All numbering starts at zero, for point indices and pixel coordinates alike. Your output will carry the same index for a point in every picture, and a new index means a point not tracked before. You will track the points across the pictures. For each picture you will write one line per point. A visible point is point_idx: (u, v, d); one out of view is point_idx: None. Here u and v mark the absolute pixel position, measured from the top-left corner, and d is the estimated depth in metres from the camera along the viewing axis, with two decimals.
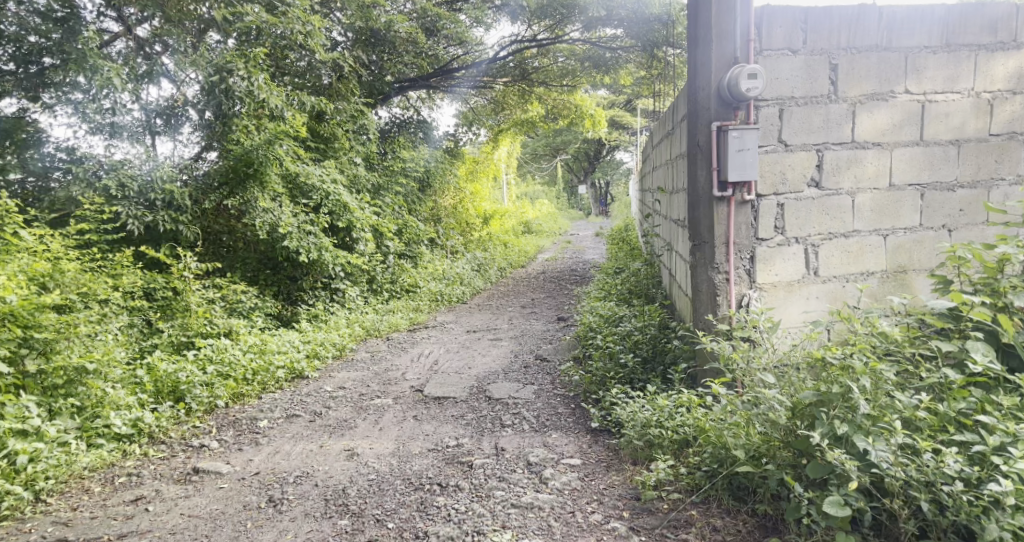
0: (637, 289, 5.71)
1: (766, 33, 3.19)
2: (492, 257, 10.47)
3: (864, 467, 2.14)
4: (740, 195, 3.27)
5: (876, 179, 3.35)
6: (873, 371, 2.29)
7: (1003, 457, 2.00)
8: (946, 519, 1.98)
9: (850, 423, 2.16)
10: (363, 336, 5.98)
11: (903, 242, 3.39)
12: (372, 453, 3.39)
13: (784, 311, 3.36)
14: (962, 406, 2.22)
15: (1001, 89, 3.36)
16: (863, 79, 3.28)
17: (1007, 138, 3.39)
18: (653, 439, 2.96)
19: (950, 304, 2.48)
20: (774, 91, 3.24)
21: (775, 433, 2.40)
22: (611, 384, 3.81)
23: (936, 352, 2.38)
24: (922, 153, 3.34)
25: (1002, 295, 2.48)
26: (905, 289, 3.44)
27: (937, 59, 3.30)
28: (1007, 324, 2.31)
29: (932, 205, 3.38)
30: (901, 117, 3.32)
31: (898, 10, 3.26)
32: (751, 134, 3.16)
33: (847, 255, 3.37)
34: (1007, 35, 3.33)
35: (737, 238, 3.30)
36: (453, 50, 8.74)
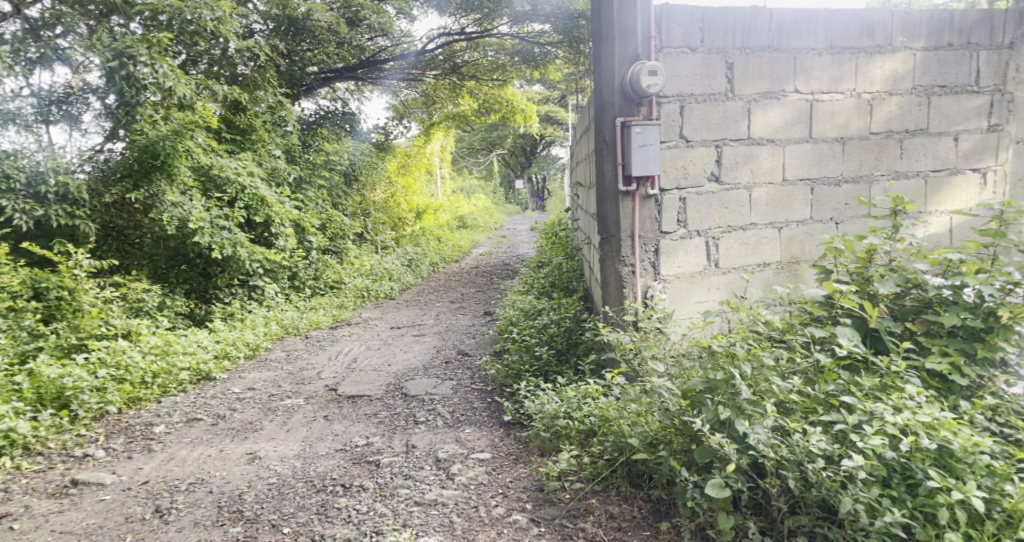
0: (559, 282, 5.76)
1: (665, 31, 3.26)
2: (424, 252, 10.34)
3: (743, 450, 2.29)
4: (644, 190, 3.35)
5: (770, 174, 3.51)
6: (755, 356, 2.47)
7: (860, 434, 2.18)
8: (812, 495, 2.13)
9: (732, 408, 2.31)
10: (281, 335, 5.78)
11: (795, 234, 3.58)
12: (275, 455, 3.27)
13: (686, 303, 3.48)
14: (831, 388, 2.42)
15: (880, 90, 3.59)
16: (756, 78, 3.42)
17: (885, 137, 3.64)
18: (561, 430, 3.00)
19: (825, 293, 2.75)
20: (674, 88, 3.32)
21: (668, 421, 2.51)
22: (525, 376, 3.86)
23: (810, 338, 2.60)
24: (811, 149, 3.54)
25: (870, 283, 2.83)
26: (797, 278, 3.64)
27: (823, 61, 3.49)
28: (870, 311, 2.61)
29: (821, 200, 3.59)
30: (793, 115, 3.50)
31: (787, 13, 3.42)
32: (652, 130, 3.25)
33: (744, 247, 3.52)
34: (885, 39, 3.56)
35: (642, 231, 3.38)
36: (380, 41, 8.49)
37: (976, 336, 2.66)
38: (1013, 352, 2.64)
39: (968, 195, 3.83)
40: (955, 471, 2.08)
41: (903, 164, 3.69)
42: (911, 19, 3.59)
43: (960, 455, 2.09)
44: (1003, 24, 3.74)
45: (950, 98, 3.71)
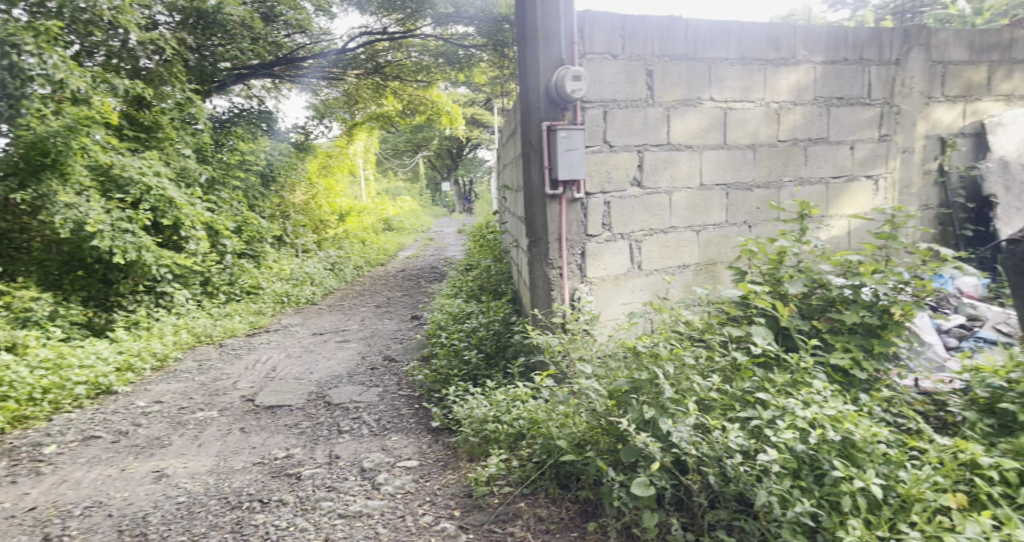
0: (487, 285, 5.73)
1: (588, 37, 3.32)
2: (347, 256, 10.05)
3: (666, 448, 2.36)
4: (570, 194, 3.39)
5: (689, 178, 3.65)
6: (676, 356, 2.57)
7: (773, 428, 2.31)
8: (730, 489, 2.23)
9: (656, 407, 2.39)
10: (192, 344, 5.45)
11: (712, 236, 3.75)
12: (185, 472, 3.06)
13: (612, 304, 3.55)
14: (747, 385, 2.55)
15: (786, 100, 3.82)
16: (674, 86, 3.54)
17: (792, 144, 3.88)
18: (490, 434, 2.98)
19: (742, 294, 2.93)
20: (598, 93, 3.38)
21: (596, 421, 2.56)
22: (453, 381, 3.81)
23: (727, 338, 2.75)
24: (726, 155, 3.71)
25: (781, 283, 3.03)
26: (714, 279, 3.80)
27: (735, 71, 3.67)
28: (782, 310, 2.79)
29: (735, 204, 3.78)
30: (708, 122, 3.65)
31: (701, 24, 3.56)
32: (578, 134, 3.29)
33: (665, 250, 3.64)
34: (789, 52, 3.79)
35: (569, 234, 3.42)
36: (297, 38, 8.19)
37: (873, 332, 2.87)
38: (904, 346, 2.88)
39: (864, 200, 4.14)
40: (856, 460, 2.24)
41: (808, 170, 3.94)
42: (812, 34, 3.84)
43: (860, 445, 2.25)
44: (891, 42, 4.07)
45: (847, 109, 4.00)
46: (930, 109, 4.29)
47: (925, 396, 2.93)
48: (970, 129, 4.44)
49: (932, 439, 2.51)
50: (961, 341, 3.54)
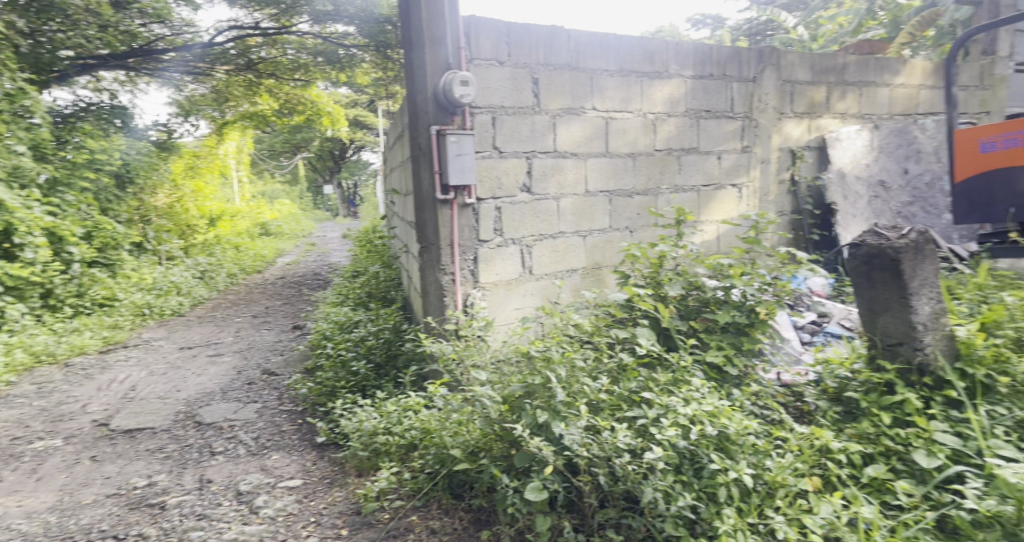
0: (375, 292, 5.55)
1: (474, 42, 3.31)
2: (219, 263, 9.32)
3: (558, 451, 2.41)
4: (461, 199, 3.36)
5: (575, 185, 3.76)
6: (568, 359, 2.65)
7: (657, 426, 2.44)
8: (618, 488, 2.32)
9: (549, 411, 2.44)
10: (29, 366, 4.79)
11: (598, 241, 3.89)
12: (19, 513, 2.68)
13: (504, 309, 3.56)
14: (633, 385, 2.69)
15: (660, 111, 4.05)
16: (559, 94, 3.63)
17: (667, 154, 4.13)
18: (380, 447, 2.87)
19: (627, 296, 3.14)
20: (485, 99, 3.38)
21: (489, 428, 2.56)
22: (340, 393, 3.63)
23: (615, 340, 2.92)
24: (608, 163, 3.87)
25: (661, 285, 3.26)
26: (600, 283, 3.95)
27: (614, 82, 3.83)
28: (663, 311, 3.03)
29: (618, 210, 3.95)
30: (591, 131, 3.79)
31: (583, 35, 3.69)
32: (467, 140, 3.27)
33: (555, 255, 3.72)
34: (662, 66, 4.02)
35: (460, 240, 3.39)
36: (156, 28, 7.48)
37: (742, 330, 3.13)
38: (767, 343, 3.17)
39: (731, 207, 4.49)
40: (729, 452, 2.42)
41: (682, 179, 4.21)
42: (682, 50, 4.10)
43: (734, 437, 2.44)
44: (749, 61, 4.46)
45: (713, 121, 4.32)
46: (782, 124, 4.75)
47: (785, 388, 3.23)
48: (815, 142, 4.94)
49: (792, 428, 2.77)
50: (813, 335, 3.95)
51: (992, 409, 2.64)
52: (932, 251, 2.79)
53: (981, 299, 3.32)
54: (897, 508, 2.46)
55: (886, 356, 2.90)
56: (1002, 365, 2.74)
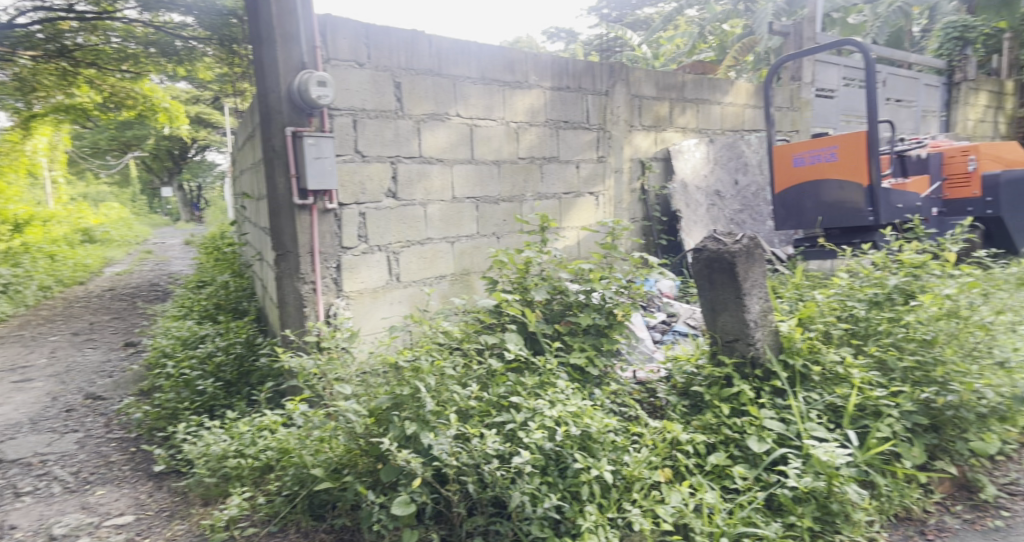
0: (224, 303, 5.11)
1: (331, 42, 3.17)
2: (28, 274, 8.08)
3: (427, 462, 2.37)
4: (321, 204, 3.19)
5: (441, 191, 3.74)
6: (437, 368, 2.65)
7: (525, 430, 2.50)
8: (487, 494, 2.33)
9: (418, 421, 2.40)
10: None
11: (465, 247, 3.90)
12: None
13: (370, 319, 3.43)
14: (501, 390, 2.75)
15: (522, 120, 4.17)
16: (422, 99, 3.59)
17: (530, 162, 4.25)
18: (230, 471, 2.63)
19: (495, 303, 3.28)
20: (345, 101, 3.25)
21: (354, 443, 2.46)
22: (185, 415, 3.27)
23: (484, 345, 3.05)
24: (474, 170, 3.90)
25: (528, 291, 3.39)
26: (468, 289, 3.96)
27: (477, 89, 3.87)
28: (529, 316, 3.17)
29: (484, 216, 3.99)
30: (456, 137, 3.79)
31: (444, 41, 3.68)
32: (326, 143, 3.12)
33: (422, 261, 3.66)
34: (522, 76, 4.14)
35: (321, 247, 3.22)
36: None
37: (602, 332, 3.32)
38: (624, 343, 3.38)
39: (590, 214, 4.73)
40: (592, 450, 2.54)
41: (544, 186, 4.36)
42: (540, 62, 4.25)
43: (596, 436, 2.57)
44: (601, 75, 4.73)
45: (571, 132, 4.52)
46: (632, 136, 5.09)
47: (641, 385, 3.46)
48: (661, 154, 5.35)
49: (646, 423, 2.97)
50: (663, 334, 4.27)
51: (808, 395, 3.04)
52: (761, 255, 3.12)
53: (799, 297, 3.78)
54: (735, 491, 2.74)
55: (725, 352, 3.22)
56: (814, 355, 3.15)
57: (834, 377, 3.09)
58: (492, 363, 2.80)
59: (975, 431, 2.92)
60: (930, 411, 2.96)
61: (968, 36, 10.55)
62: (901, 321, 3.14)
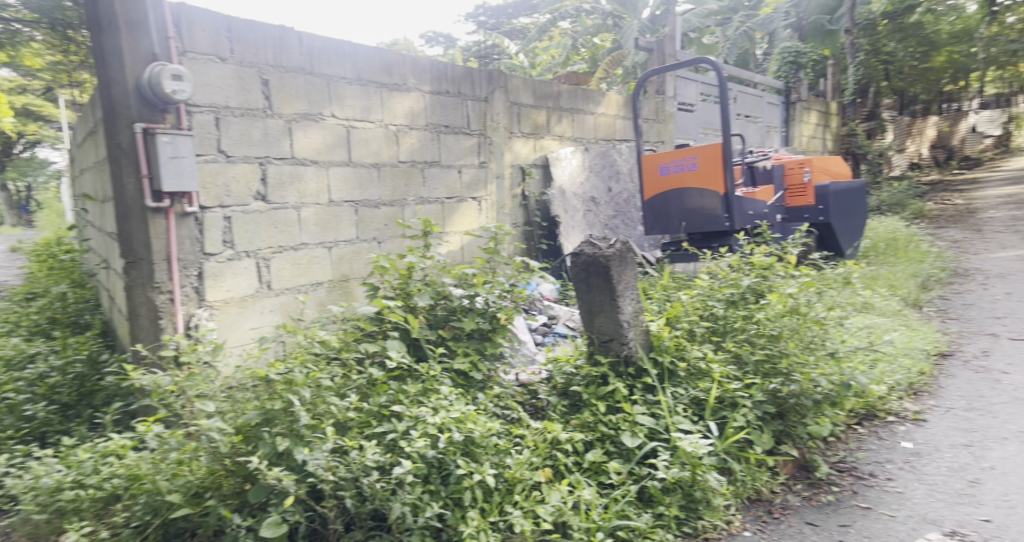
0: (61, 318, 4.55)
1: (186, 33, 2.94)
2: None
3: (301, 479, 2.28)
4: (179, 207, 2.94)
5: (316, 194, 3.58)
6: (313, 380, 2.55)
7: (408, 439, 2.47)
8: (366, 508, 2.27)
9: (291, 437, 2.29)
10: None
11: (344, 253, 3.76)
12: None
13: (237, 330, 3.20)
14: (382, 400, 2.71)
15: (402, 123, 4.10)
16: (293, 98, 3.43)
17: (411, 166, 4.20)
18: (65, 505, 2.32)
19: (377, 309, 3.19)
20: (205, 97, 3.02)
21: (217, 464, 2.30)
22: (8, 445, 2.87)
23: (364, 353, 2.95)
24: (351, 173, 3.77)
25: (410, 297, 3.35)
26: (348, 296, 3.81)
27: (353, 90, 3.76)
28: (412, 322, 3.13)
29: (364, 220, 3.88)
30: (331, 139, 3.65)
31: (316, 39, 3.54)
32: (183, 141, 2.87)
33: (296, 268, 3.48)
34: (400, 78, 4.08)
35: (179, 253, 2.96)
36: None
37: (485, 336, 3.35)
38: (507, 346, 3.43)
39: (472, 219, 4.75)
40: (475, 456, 2.55)
41: (426, 191, 4.32)
42: (419, 65, 4.22)
43: (479, 441, 2.58)
44: (480, 81, 4.77)
45: (452, 136, 4.52)
46: (512, 143, 5.18)
47: (523, 387, 3.52)
48: (539, 160, 5.49)
49: (528, 424, 3.03)
50: (544, 336, 4.39)
51: (675, 389, 3.25)
52: (632, 259, 3.29)
53: (665, 298, 4.04)
54: (610, 485, 2.86)
55: (602, 351, 3.36)
56: (681, 353, 3.38)
57: (697, 372, 3.33)
58: (372, 371, 2.74)
59: (812, 416, 3.28)
60: (777, 400, 3.27)
61: (801, 61, 11.83)
62: (753, 319, 3.46)
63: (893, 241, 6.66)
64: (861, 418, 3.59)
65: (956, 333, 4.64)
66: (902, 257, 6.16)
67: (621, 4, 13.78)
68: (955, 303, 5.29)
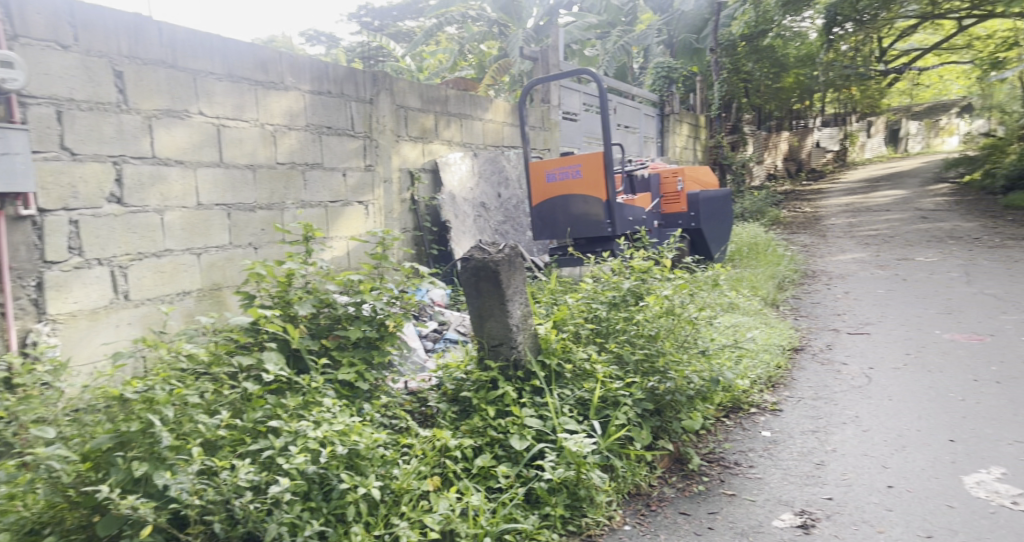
0: None
1: (19, 16, 2.62)
2: None
3: (161, 505, 2.12)
4: (10, 209, 2.58)
5: (183, 197, 3.34)
6: (177, 397, 2.39)
7: (285, 456, 2.36)
8: (237, 533, 2.13)
9: (151, 460, 2.13)
10: None
11: (215, 259, 3.52)
12: None
13: (86, 346, 2.87)
14: (258, 415, 2.57)
15: (279, 123, 3.95)
16: (153, 93, 3.17)
17: (290, 168, 4.04)
18: None
19: (252, 320, 3.00)
20: (43, 87, 2.70)
21: (59, 496, 2.05)
22: None
23: (238, 368, 2.77)
24: (223, 174, 3.56)
25: (290, 305, 3.17)
26: (220, 306, 3.57)
27: (223, 87, 3.55)
28: (292, 332, 2.97)
29: (238, 225, 3.66)
30: (199, 138, 3.42)
31: (178, 31, 3.31)
32: (15, 136, 2.55)
33: (159, 276, 3.21)
34: (277, 77, 3.93)
35: (12, 261, 2.59)
36: None
37: (373, 344, 3.26)
38: (396, 354, 3.35)
39: (358, 224, 4.63)
40: (359, 469, 2.49)
41: (307, 194, 4.17)
42: (296, 63, 4.08)
43: (364, 453, 2.51)
44: (364, 83, 4.67)
45: (336, 139, 4.40)
46: (399, 146, 5.10)
47: (412, 396, 3.47)
48: (428, 165, 5.44)
49: (416, 433, 2.98)
50: (435, 343, 4.35)
51: (562, 391, 3.33)
52: (522, 264, 3.34)
53: (553, 301, 4.13)
54: (498, 489, 2.88)
55: (491, 356, 3.37)
56: (567, 355, 3.47)
57: (582, 373, 3.44)
58: (247, 385, 2.59)
59: (686, 411, 3.49)
60: (655, 397, 3.44)
61: (673, 76, 12.61)
62: (633, 320, 3.64)
63: (754, 245, 7.27)
64: (728, 410, 3.85)
65: (806, 328, 5.13)
66: (762, 260, 6.74)
67: (505, 14, 14.40)
68: (805, 301, 5.86)
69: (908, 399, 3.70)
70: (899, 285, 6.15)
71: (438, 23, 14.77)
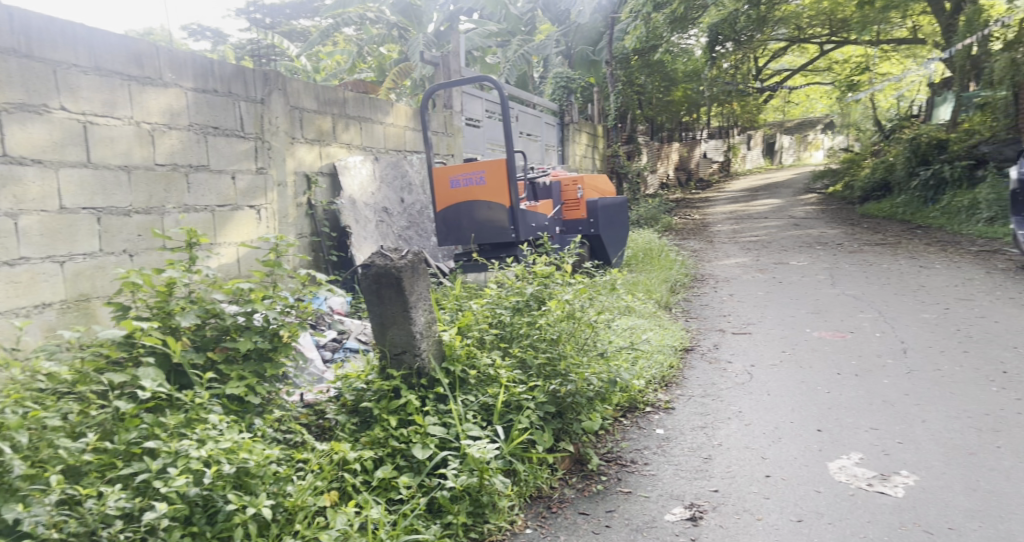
0: None
1: None
2: None
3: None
4: None
5: (42, 199, 3.03)
6: (32, 421, 2.19)
7: (163, 478, 2.18)
8: None
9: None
10: None
11: (82, 267, 3.22)
12: None
13: None
14: (132, 436, 2.38)
15: (157, 122, 3.69)
16: (4, 85, 2.85)
17: (171, 169, 3.78)
18: None
19: (125, 332, 2.73)
20: None
21: None
22: None
23: (108, 385, 2.52)
24: (91, 175, 3.27)
25: (171, 316, 2.91)
26: (88, 318, 3.26)
27: (89, 81, 3.27)
28: (173, 345, 2.73)
29: (109, 230, 3.38)
30: (61, 135, 3.12)
31: (33, 18, 3.01)
32: None
33: (13, 287, 2.88)
34: (153, 72, 3.68)
35: None
36: None
37: (265, 356, 3.09)
38: (291, 366, 3.20)
39: (249, 229, 4.42)
40: (248, 488, 2.33)
41: (191, 198, 3.92)
42: (175, 59, 3.83)
43: (253, 471, 2.36)
44: (254, 82, 4.47)
45: (223, 140, 4.18)
46: (294, 149, 4.91)
47: (308, 409, 3.34)
48: (326, 168, 5.27)
49: (313, 447, 2.86)
50: (334, 352, 4.21)
51: (466, 397, 3.29)
52: (425, 269, 3.29)
53: (458, 307, 4.10)
54: (399, 501, 2.81)
55: (393, 365, 3.30)
56: (471, 361, 3.45)
57: (486, 378, 3.43)
58: (120, 404, 2.36)
59: (586, 412, 3.57)
60: (557, 400, 3.49)
61: (571, 86, 13.00)
62: (536, 325, 3.69)
63: (648, 251, 7.60)
64: (625, 411, 3.98)
65: (695, 329, 5.42)
66: (656, 265, 7.06)
67: (406, 17, 13.93)
68: (695, 304, 6.19)
69: (784, 393, 3.98)
70: (775, 287, 6.65)
71: (333, 24, 14.37)
